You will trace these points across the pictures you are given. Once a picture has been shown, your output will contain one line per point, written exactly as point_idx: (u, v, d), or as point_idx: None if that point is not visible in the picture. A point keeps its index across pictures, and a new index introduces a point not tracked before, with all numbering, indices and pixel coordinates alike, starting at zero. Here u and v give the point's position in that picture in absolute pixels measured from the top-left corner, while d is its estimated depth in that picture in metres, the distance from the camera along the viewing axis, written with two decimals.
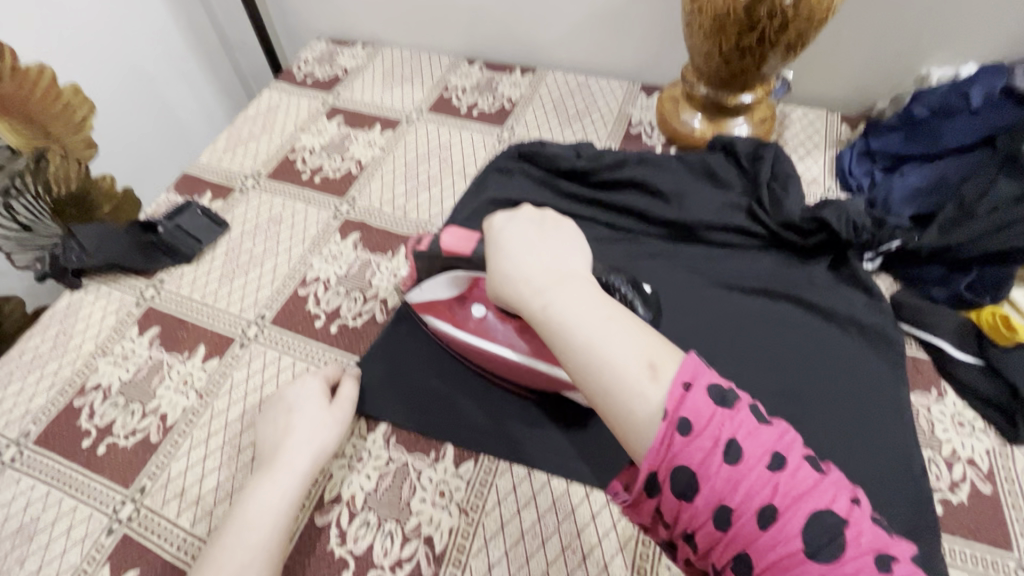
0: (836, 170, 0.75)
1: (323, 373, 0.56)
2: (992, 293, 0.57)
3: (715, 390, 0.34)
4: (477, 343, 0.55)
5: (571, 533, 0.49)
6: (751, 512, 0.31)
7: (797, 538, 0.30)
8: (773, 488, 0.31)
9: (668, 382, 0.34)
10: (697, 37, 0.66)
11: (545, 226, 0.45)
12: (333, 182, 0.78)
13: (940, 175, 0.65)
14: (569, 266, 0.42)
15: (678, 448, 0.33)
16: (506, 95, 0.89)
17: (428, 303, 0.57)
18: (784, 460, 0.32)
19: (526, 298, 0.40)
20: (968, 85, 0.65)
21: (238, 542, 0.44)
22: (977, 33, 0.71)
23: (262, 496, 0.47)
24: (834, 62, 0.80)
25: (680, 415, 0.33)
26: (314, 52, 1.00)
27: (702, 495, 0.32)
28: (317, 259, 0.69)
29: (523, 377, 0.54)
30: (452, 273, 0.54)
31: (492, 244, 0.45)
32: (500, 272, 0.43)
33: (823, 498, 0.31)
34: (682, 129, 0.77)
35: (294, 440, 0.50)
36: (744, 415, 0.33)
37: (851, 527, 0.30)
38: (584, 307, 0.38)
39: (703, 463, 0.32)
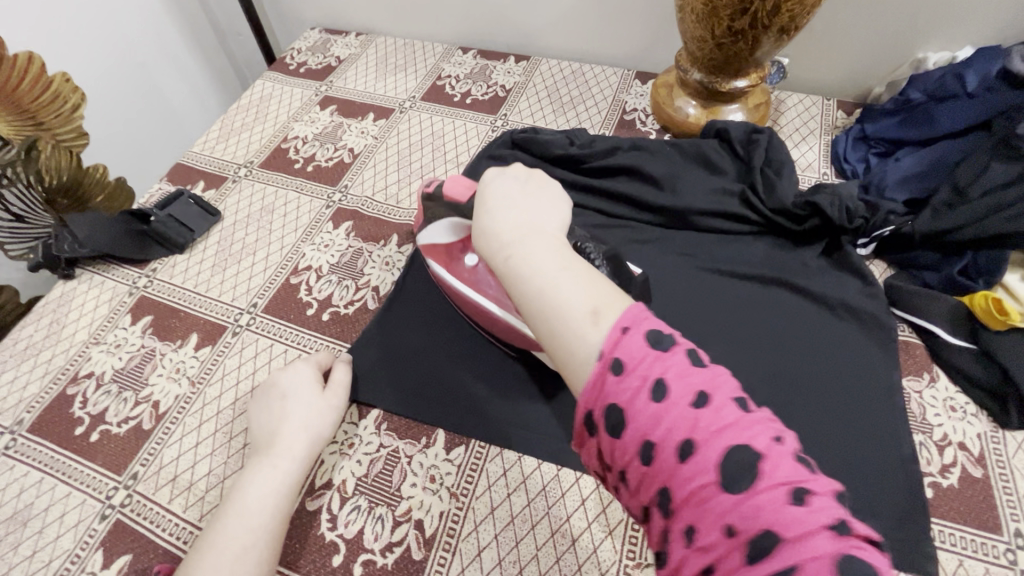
0: (831, 156, 0.74)
1: (314, 360, 0.56)
2: (985, 277, 0.56)
3: (649, 331, 0.34)
4: (466, 292, 0.56)
5: (560, 517, 0.49)
6: (671, 448, 0.30)
7: (712, 470, 0.29)
8: (694, 423, 0.30)
9: (609, 325, 0.34)
10: (690, 22, 0.66)
11: (529, 183, 0.46)
12: (325, 171, 0.78)
13: (935, 158, 0.64)
14: (542, 223, 0.42)
15: (605, 384, 0.33)
16: (500, 83, 0.88)
17: (430, 246, 0.58)
18: (710, 397, 0.31)
19: (493, 249, 0.41)
20: (964, 68, 0.65)
21: (234, 526, 0.44)
22: (975, 15, 0.70)
23: (257, 481, 0.47)
24: (831, 47, 0.79)
25: (612, 355, 0.33)
26: (307, 41, 1.00)
27: (626, 432, 0.32)
28: (309, 248, 0.69)
29: (503, 334, 0.55)
30: (456, 220, 0.54)
31: (477, 197, 0.45)
32: (478, 223, 0.44)
33: (748, 434, 0.30)
34: (676, 116, 0.77)
35: (288, 426, 0.50)
36: (675, 356, 0.33)
37: (768, 461, 0.29)
38: (542, 258, 0.38)
39: (627, 397, 0.32)
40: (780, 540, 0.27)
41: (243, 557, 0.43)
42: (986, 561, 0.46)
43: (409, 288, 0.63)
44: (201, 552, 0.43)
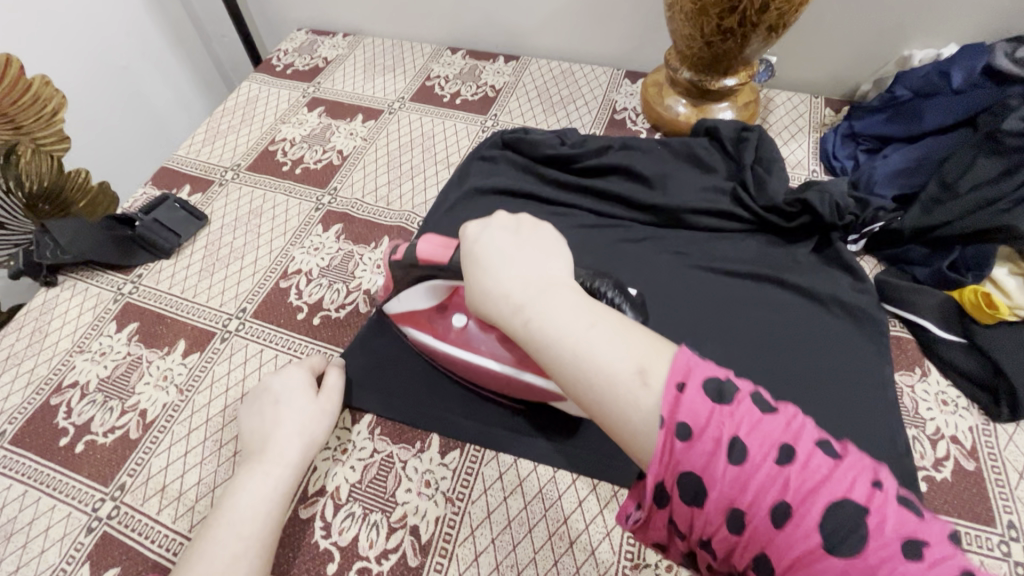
0: (820, 154, 0.75)
1: (308, 365, 0.55)
2: (973, 271, 0.57)
3: (712, 383, 0.33)
4: (459, 354, 0.54)
5: (558, 519, 0.48)
6: (762, 513, 0.29)
7: (814, 533, 0.28)
8: (784, 483, 0.29)
9: (663, 385, 0.33)
10: (678, 20, 0.66)
11: (522, 234, 0.45)
12: (314, 173, 0.77)
13: (922, 155, 0.64)
14: (550, 275, 0.41)
15: (679, 450, 0.31)
16: (490, 83, 0.88)
17: (406, 314, 0.56)
18: (791, 451, 0.30)
19: (508, 315, 0.40)
20: (948, 64, 0.65)
21: (227, 534, 0.43)
22: (958, 13, 0.71)
23: (250, 488, 0.46)
24: (817, 45, 0.79)
25: (678, 419, 0.31)
26: (294, 42, 0.99)
27: (711, 500, 0.30)
28: (299, 251, 0.68)
29: (510, 389, 0.53)
30: (430, 282, 0.52)
31: (470, 259, 0.44)
32: (482, 286, 0.42)
33: (840, 486, 0.29)
34: (666, 115, 0.77)
35: (281, 432, 0.49)
36: (744, 407, 0.32)
37: (870, 515, 0.28)
38: (567, 318, 0.37)
39: (705, 464, 0.30)
40: None
41: (237, 564, 0.42)
42: (981, 554, 0.46)
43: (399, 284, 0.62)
44: (192, 560, 0.42)
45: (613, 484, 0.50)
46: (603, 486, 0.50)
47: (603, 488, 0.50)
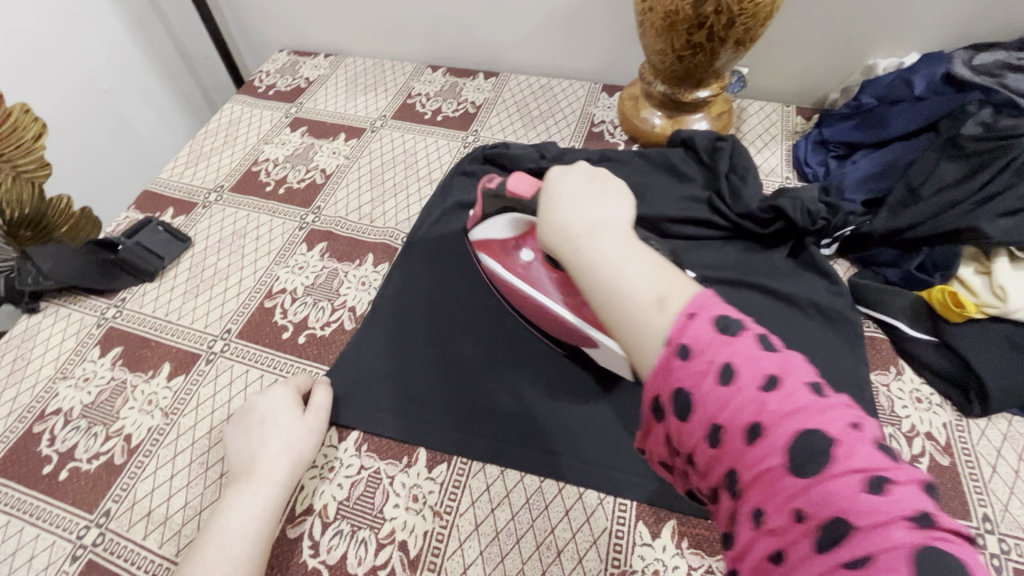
0: (793, 161, 0.77)
1: (293, 385, 0.55)
2: (941, 272, 0.58)
3: (717, 316, 0.32)
4: (523, 288, 0.56)
5: (545, 529, 0.49)
6: (738, 432, 0.29)
7: (781, 453, 0.27)
8: (763, 406, 0.29)
9: (675, 312, 0.33)
10: (650, 36, 0.68)
11: (594, 181, 0.46)
12: (298, 192, 0.77)
13: (890, 159, 0.66)
14: (610, 215, 0.42)
15: (669, 367, 0.31)
16: (470, 100, 0.89)
17: (485, 241, 0.59)
18: (781, 380, 0.29)
19: (561, 244, 0.42)
20: (911, 73, 0.68)
21: (217, 552, 0.44)
22: (918, 23, 0.73)
23: (238, 507, 0.46)
24: (787, 56, 0.82)
25: (678, 340, 0.32)
26: (275, 64, 1.00)
27: (693, 416, 0.30)
28: (283, 271, 0.68)
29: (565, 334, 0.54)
30: (510, 214, 0.56)
31: (543, 196, 0.46)
32: (543, 221, 0.45)
33: (821, 418, 0.28)
34: (643, 126, 0.78)
35: (269, 451, 0.49)
36: (745, 340, 0.31)
37: (843, 447, 0.27)
38: (608, 250, 0.39)
39: (691, 381, 0.30)
40: (852, 529, 0.25)
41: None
42: None
43: (397, 283, 0.65)
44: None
45: (599, 492, 0.51)
46: (588, 495, 0.51)
47: (588, 496, 0.50)
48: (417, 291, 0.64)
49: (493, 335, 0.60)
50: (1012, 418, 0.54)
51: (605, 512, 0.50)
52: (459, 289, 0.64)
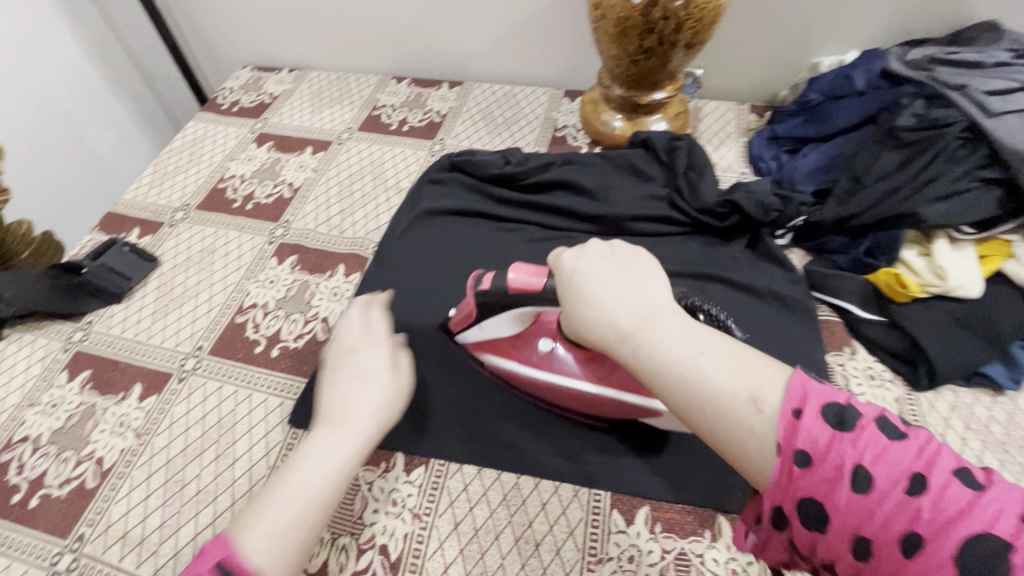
0: (748, 156, 0.80)
1: (378, 343, 0.52)
2: (886, 255, 0.62)
3: (828, 408, 0.31)
4: (546, 379, 0.54)
5: (523, 523, 0.50)
6: (890, 543, 0.28)
7: (950, 567, 0.26)
8: (913, 512, 0.28)
9: (775, 414, 0.32)
10: (604, 42, 0.70)
11: (617, 261, 0.44)
12: (266, 207, 0.78)
13: (836, 152, 0.70)
14: (651, 300, 0.40)
15: (794, 478, 0.31)
16: (436, 109, 0.91)
17: (487, 341, 0.56)
18: (924, 479, 0.28)
19: (615, 344, 0.40)
20: (852, 69, 0.72)
21: (289, 498, 0.42)
22: (856, 23, 0.78)
23: (320, 451, 0.44)
24: (738, 57, 0.85)
25: (792, 447, 0.31)
26: (239, 80, 1.00)
27: (833, 527, 0.30)
28: (254, 285, 0.69)
29: (602, 409, 0.53)
30: (513, 310, 0.51)
31: (569, 288, 0.44)
32: (582, 318, 0.42)
33: (983, 519, 0.27)
34: (604, 130, 0.81)
35: (361, 405, 0.47)
36: (867, 434, 0.30)
37: (1019, 552, 0.25)
38: (674, 346, 0.37)
39: (824, 491, 0.30)
40: None
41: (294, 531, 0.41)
42: None
43: (370, 290, 0.66)
44: (253, 516, 0.41)
45: (574, 485, 0.52)
46: (564, 488, 0.52)
47: (564, 489, 0.52)
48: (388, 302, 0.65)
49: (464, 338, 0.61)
50: (957, 389, 0.57)
51: (581, 503, 0.51)
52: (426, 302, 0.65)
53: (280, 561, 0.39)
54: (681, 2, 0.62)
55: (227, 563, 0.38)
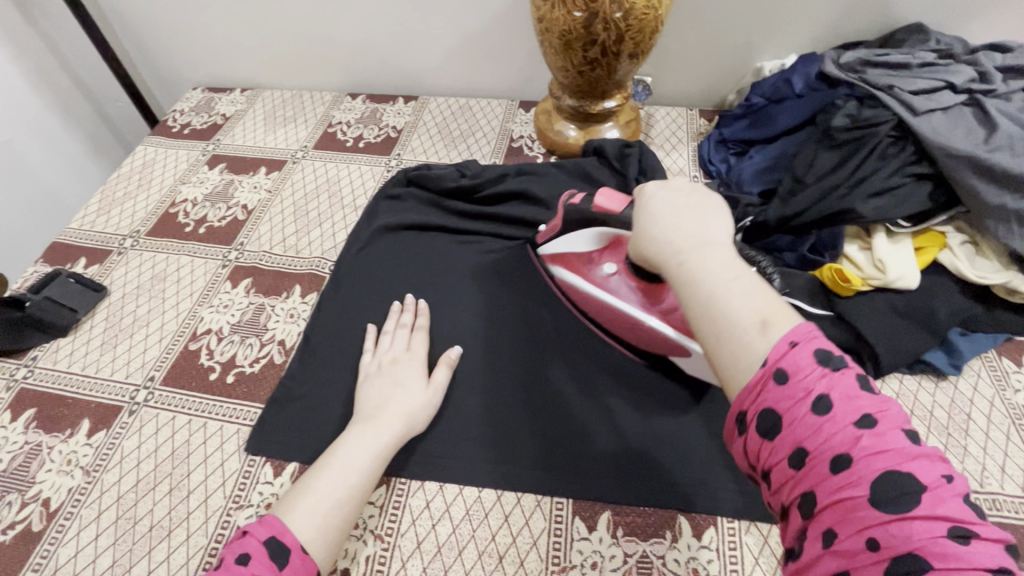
0: (699, 160, 0.82)
1: (419, 356, 0.59)
2: (830, 250, 0.64)
3: (820, 349, 0.33)
4: (600, 297, 0.59)
5: (486, 537, 0.50)
6: (825, 460, 0.31)
7: (866, 486, 0.29)
8: (855, 440, 0.30)
9: (777, 337, 0.34)
10: (550, 54, 0.71)
11: (694, 195, 0.44)
12: (218, 231, 0.76)
13: (780, 152, 0.72)
14: (714, 231, 0.41)
15: (766, 390, 0.33)
16: (392, 124, 0.91)
17: (564, 255, 0.63)
18: (875, 421, 0.31)
19: (663, 259, 0.41)
20: (791, 73, 0.74)
21: (330, 483, 0.47)
22: (793, 28, 0.81)
23: (357, 443, 0.50)
24: (685, 64, 0.88)
25: (777, 362, 0.33)
26: (190, 102, 0.98)
27: (782, 436, 0.32)
28: (208, 311, 0.67)
29: (643, 340, 0.58)
30: (598, 228, 0.59)
31: (640, 209, 0.45)
32: (641, 234, 0.43)
33: (912, 464, 0.29)
34: (558, 139, 0.82)
35: (394, 407, 0.54)
36: (845, 378, 0.32)
37: (931, 494, 0.29)
38: (713, 270, 0.38)
39: (787, 406, 0.32)
40: (927, 568, 0.27)
41: (334, 512, 0.46)
42: None
43: (329, 309, 0.66)
44: (296, 499, 0.46)
45: (536, 495, 0.52)
46: (526, 498, 0.52)
47: (526, 500, 0.52)
48: (346, 320, 0.65)
49: None
50: (902, 377, 0.59)
51: (543, 512, 0.51)
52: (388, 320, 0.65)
53: (320, 537, 0.44)
54: (621, 14, 0.64)
55: (277, 540, 0.42)
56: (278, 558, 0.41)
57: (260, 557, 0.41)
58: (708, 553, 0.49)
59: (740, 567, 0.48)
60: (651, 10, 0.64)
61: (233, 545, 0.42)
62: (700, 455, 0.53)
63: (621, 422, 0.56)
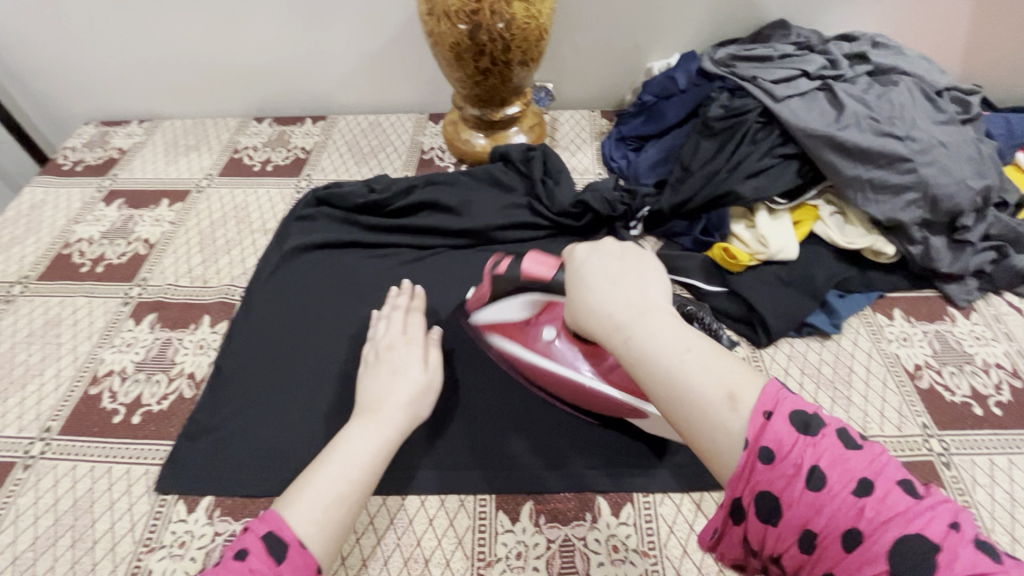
0: (602, 158, 0.86)
1: (415, 341, 0.56)
2: (719, 231, 0.69)
3: (794, 414, 0.34)
4: (545, 365, 0.56)
5: (412, 543, 0.50)
6: (834, 538, 0.32)
7: (884, 560, 0.30)
8: (857, 511, 0.31)
9: (749, 413, 0.35)
10: (445, 67, 0.73)
11: (623, 257, 0.44)
12: (118, 268, 0.73)
13: (670, 145, 0.77)
14: (650, 296, 0.41)
15: (756, 473, 0.34)
16: (300, 146, 0.90)
17: (497, 323, 0.60)
18: (871, 483, 0.32)
19: (607, 334, 0.41)
20: (674, 71, 0.80)
21: (330, 479, 0.45)
22: (674, 30, 0.87)
23: (359, 436, 0.48)
24: (582, 68, 0.92)
25: (758, 442, 0.34)
26: (82, 138, 0.94)
27: (784, 520, 0.33)
28: (109, 351, 0.64)
29: (593, 404, 0.56)
30: (531, 293, 0.57)
31: (573, 277, 0.45)
32: (580, 306, 0.43)
33: (920, 522, 0.30)
34: (466, 148, 0.84)
35: (394, 397, 0.51)
36: (827, 440, 0.33)
37: (946, 552, 0.29)
38: (662, 342, 0.38)
39: (780, 486, 0.33)
40: None
41: (333, 506, 0.44)
42: None
43: (240, 336, 0.64)
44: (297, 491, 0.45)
45: (460, 494, 0.53)
46: (450, 500, 0.53)
47: (450, 501, 0.53)
48: (259, 346, 0.63)
49: (337, 372, 0.61)
50: (792, 341, 0.64)
51: (467, 511, 0.52)
52: (303, 339, 0.64)
53: (319, 533, 0.43)
54: (504, 25, 0.67)
55: (276, 535, 0.42)
56: (276, 552, 0.41)
57: (258, 551, 0.41)
58: (626, 528, 0.51)
59: (657, 538, 0.50)
60: (532, 20, 0.68)
61: (234, 540, 0.42)
62: (613, 437, 0.56)
63: (539, 421, 0.57)
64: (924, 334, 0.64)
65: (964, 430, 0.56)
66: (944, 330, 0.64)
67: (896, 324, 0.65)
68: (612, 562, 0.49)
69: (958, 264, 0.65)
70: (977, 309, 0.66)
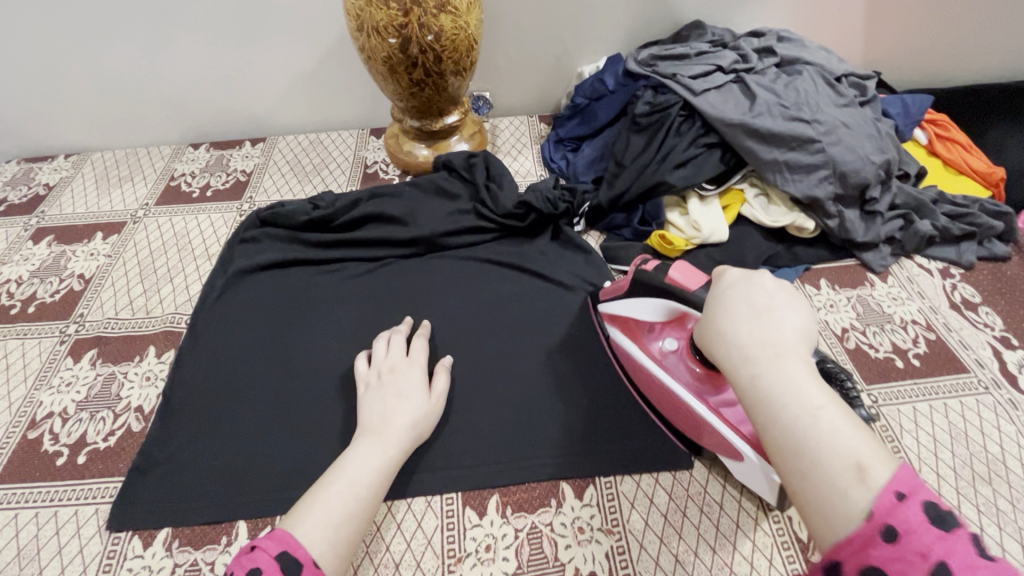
0: (542, 160, 0.88)
1: (418, 363, 0.59)
2: (656, 220, 0.72)
3: (929, 503, 0.30)
4: (651, 369, 0.53)
5: (380, 550, 0.50)
6: None
7: None
8: None
9: (879, 488, 0.31)
10: (380, 81, 0.75)
11: (778, 294, 0.39)
12: (52, 306, 0.70)
13: (605, 143, 0.80)
14: (795, 344, 0.36)
15: (869, 546, 0.30)
16: (240, 169, 0.89)
17: (623, 318, 0.58)
18: None
19: (731, 363, 0.37)
20: (603, 74, 0.83)
21: (318, 490, 0.46)
22: (600, 34, 0.91)
23: (362, 456, 0.49)
24: (517, 75, 0.95)
25: (883, 518, 0.30)
26: (4, 177, 0.90)
27: None
28: (48, 393, 0.62)
29: (692, 426, 0.52)
30: (665, 301, 0.52)
31: (716, 297, 0.41)
32: (711, 327, 0.40)
33: None
34: (410, 159, 0.85)
35: (400, 418, 0.53)
36: (961, 540, 0.28)
37: None
38: (798, 392, 0.34)
39: (892, 567, 0.29)
40: None
41: (346, 524, 0.45)
42: None
43: (189, 362, 0.63)
44: (306, 507, 0.45)
45: (425, 496, 0.54)
46: (416, 502, 0.54)
47: (416, 504, 0.53)
48: (210, 372, 0.62)
49: (294, 390, 0.60)
50: None
51: (434, 512, 0.53)
52: (256, 361, 0.63)
53: (331, 550, 0.43)
54: (433, 37, 0.69)
55: (291, 554, 0.41)
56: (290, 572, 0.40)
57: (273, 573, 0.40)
58: (590, 509, 0.53)
59: (619, 514, 0.52)
60: (460, 31, 0.70)
61: (242, 559, 0.40)
62: (570, 425, 0.58)
63: (499, 415, 0.59)
64: (848, 299, 0.69)
65: (889, 382, 0.61)
66: (865, 294, 0.70)
67: (822, 293, 0.70)
68: (579, 544, 0.50)
69: (871, 233, 0.71)
70: (892, 272, 0.72)
